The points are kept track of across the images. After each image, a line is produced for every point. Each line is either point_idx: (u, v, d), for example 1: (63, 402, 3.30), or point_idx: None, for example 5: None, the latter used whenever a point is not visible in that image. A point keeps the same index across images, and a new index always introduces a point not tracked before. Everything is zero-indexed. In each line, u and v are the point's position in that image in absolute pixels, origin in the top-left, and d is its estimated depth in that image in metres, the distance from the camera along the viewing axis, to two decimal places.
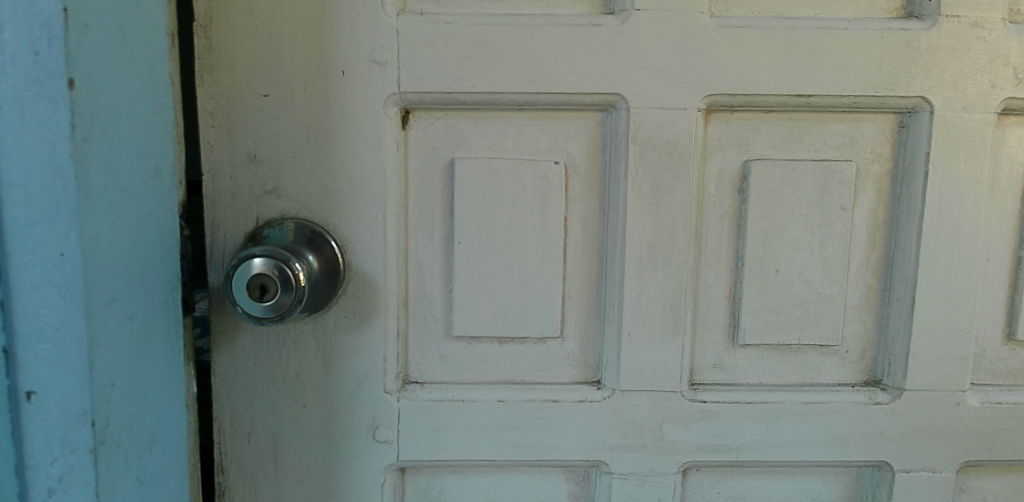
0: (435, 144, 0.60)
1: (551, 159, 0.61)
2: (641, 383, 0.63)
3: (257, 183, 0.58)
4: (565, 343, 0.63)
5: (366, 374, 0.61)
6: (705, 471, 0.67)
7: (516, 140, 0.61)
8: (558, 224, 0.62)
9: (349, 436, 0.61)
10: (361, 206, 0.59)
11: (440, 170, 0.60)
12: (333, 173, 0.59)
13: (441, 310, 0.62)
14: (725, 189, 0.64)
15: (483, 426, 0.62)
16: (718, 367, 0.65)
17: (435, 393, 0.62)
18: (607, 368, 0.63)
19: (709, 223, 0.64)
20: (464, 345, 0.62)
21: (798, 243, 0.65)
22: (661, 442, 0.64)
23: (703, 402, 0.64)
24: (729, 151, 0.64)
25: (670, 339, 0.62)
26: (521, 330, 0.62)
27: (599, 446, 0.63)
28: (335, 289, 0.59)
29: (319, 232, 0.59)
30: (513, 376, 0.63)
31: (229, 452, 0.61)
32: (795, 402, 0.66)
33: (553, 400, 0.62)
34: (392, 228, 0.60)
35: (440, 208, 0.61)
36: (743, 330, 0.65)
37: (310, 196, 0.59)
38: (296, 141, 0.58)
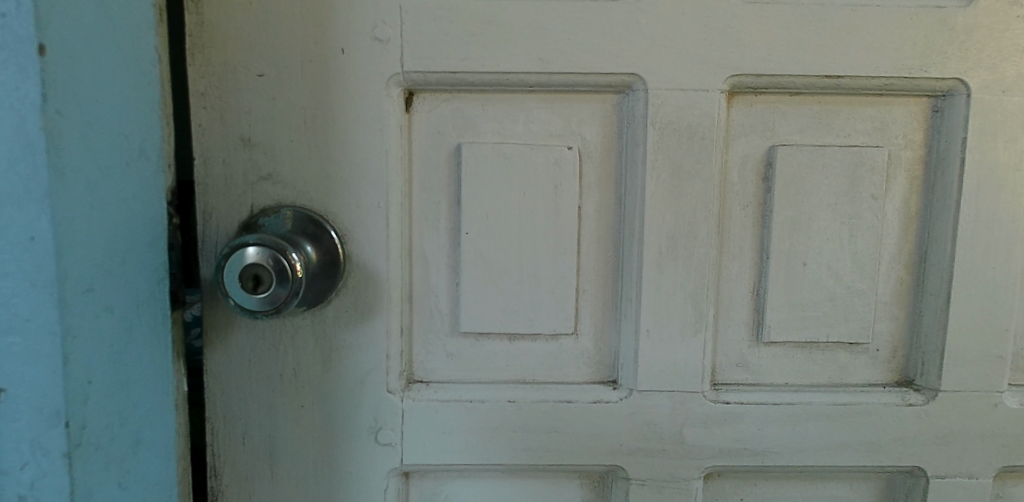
0: (440, 128, 0.57)
1: (564, 145, 0.58)
2: (660, 382, 0.59)
3: (252, 168, 0.55)
4: (579, 340, 0.59)
5: (367, 372, 0.57)
6: (727, 477, 0.63)
7: (527, 124, 0.57)
8: (572, 214, 0.58)
9: (349, 438, 0.58)
10: (361, 194, 0.56)
11: (446, 155, 0.57)
12: (332, 159, 0.55)
13: (448, 305, 0.58)
14: (749, 177, 0.60)
15: (492, 429, 0.58)
16: (741, 366, 0.62)
17: (441, 393, 0.58)
18: (624, 367, 0.59)
19: (732, 213, 0.60)
20: (472, 342, 0.59)
21: (827, 235, 0.61)
22: (682, 446, 0.60)
23: (726, 404, 0.60)
24: (753, 137, 0.60)
25: (690, 336, 0.59)
26: (532, 326, 0.59)
27: (615, 450, 0.59)
28: (334, 281, 0.55)
29: (318, 221, 0.55)
30: (524, 375, 0.59)
31: (223, 454, 0.57)
32: (824, 404, 0.62)
33: (567, 401, 0.58)
34: (395, 217, 0.57)
35: (445, 196, 0.57)
36: (767, 327, 0.61)
37: (307, 183, 0.55)
38: (292, 124, 0.55)
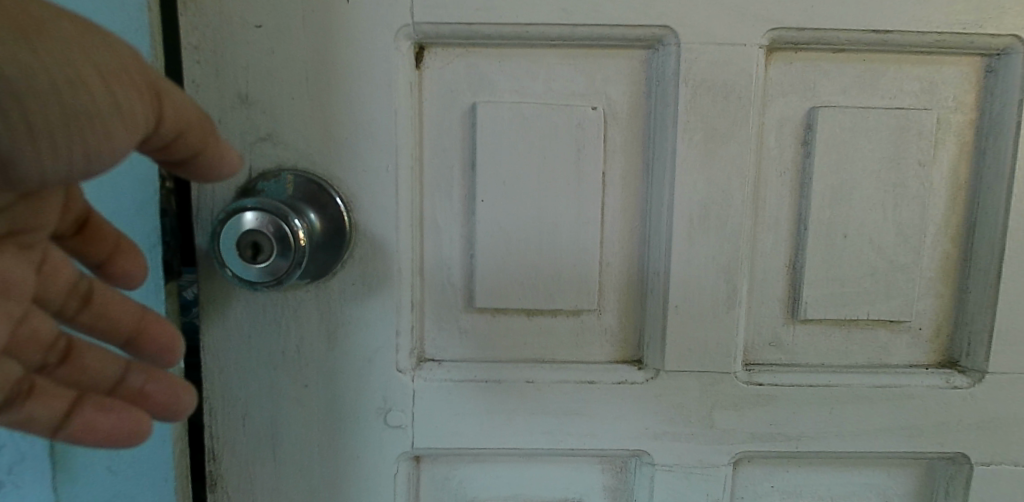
0: (454, 85, 0.53)
1: (588, 104, 0.53)
2: (690, 362, 0.55)
3: (250, 129, 0.51)
4: (602, 316, 0.56)
5: (376, 350, 0.53)
6: (758, 463, 0.59)
7: (547, 82, 0.53)
8: (595, 180, 0.54)
9: (357, 420, 0.54)
10: (368, 157, 0.52)
11: (460, 116, 0.53)
12: (336, 118, 0.51)
13: (461, 278, 0.54)
14: (787, 142, 0.56)
15: (509, 410, 0.55)
16: (775, 345, 0.57)
17: (455, 372, 0.54)
18: (650, 345, 0.55)
19: (769, 179, 0.56)
20: (487, 317, 0.55)
21: (870, 205, 0.57)
22: (712, 430, 0.56)
23: (760, 386, 0.56)
24: (792, 97, 0.55)
25: (722, 313, 0.54)
26: (552, 301, 0.55)
27: (640, 434, 0.55)
28: (339, 251, 0.51)
29: (322, 187, 0.51)
30: (543, 354, 0.55)
31: (222, 436, 0.54)
32: (864, 386, 0.58)
33: (589, 382, 0.55)
34: (405, 183, 0.52)
35: (459, 161, 0.53)
36: (804, 304, 0.57)
37: (310, 145, 0.51)
38: (293, 80, 0.50)
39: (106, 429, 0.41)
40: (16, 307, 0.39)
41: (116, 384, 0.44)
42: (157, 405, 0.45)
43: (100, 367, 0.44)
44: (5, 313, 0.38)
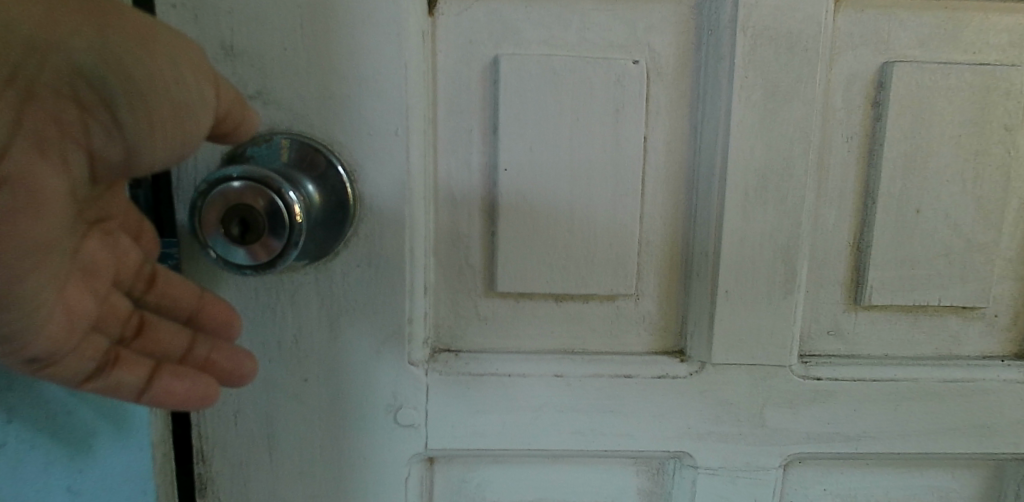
0: (473, 35, 0.46)
1: (627, 57, 0.46)
2: (740, 354, 0.48)
3: (237, 84, 0.44)
4: (641, 302, 0.49)
5: (384, 340, 0.47)
6: (810, 464, 0.53)
7: (581, 32, 0.46)
8: (636, 146, 0.46)
9: (363, 419, 0.47)
10: (373, 118, 0.44)
11: (480, 71, 0.46)
12: (336, 73, 0.44)
13: (481, 258, 0.48)
14: (856, 101, 0.48)
15: (535, 408, 0.48)
16: (833, 334, 0.51)
17: (474, 365, 0.48)
18: (695, 335, 0.49)
19: (834, 145, 0.48)
20: (510, 303, 0.49)
21: (949, 175, 0.49)
22: (762, 430, 0.49)
23: (818, 380, 0.49)
24: (863, 50, 0.48)
25: (778, 299, 0.48)
26: (584, 285, 0.48)
27: (682, 434, 0.49)
28: (341, 228, 0.45)
29: (321, 154, 0.44)
30: (573, 344, 0.49)
31: (211, 435, 0.48)
32: (931, 381, 0.51)
33: (625, 376, 0.48)
34: (418, 149, 0.45)
35: (479, 123, 0.46)
36: (869, 288, 0.50)
37: (306, 104, 0.44)
38: (285, 28, 0.43)
39: (181, 392, 0.41)
40: (101, 283, 0.40)
41: (185, 354, 0.44)
42: (222, 371, 0.44)
43: (169, 339, 0.43)
44: (92, 291, 0.39)
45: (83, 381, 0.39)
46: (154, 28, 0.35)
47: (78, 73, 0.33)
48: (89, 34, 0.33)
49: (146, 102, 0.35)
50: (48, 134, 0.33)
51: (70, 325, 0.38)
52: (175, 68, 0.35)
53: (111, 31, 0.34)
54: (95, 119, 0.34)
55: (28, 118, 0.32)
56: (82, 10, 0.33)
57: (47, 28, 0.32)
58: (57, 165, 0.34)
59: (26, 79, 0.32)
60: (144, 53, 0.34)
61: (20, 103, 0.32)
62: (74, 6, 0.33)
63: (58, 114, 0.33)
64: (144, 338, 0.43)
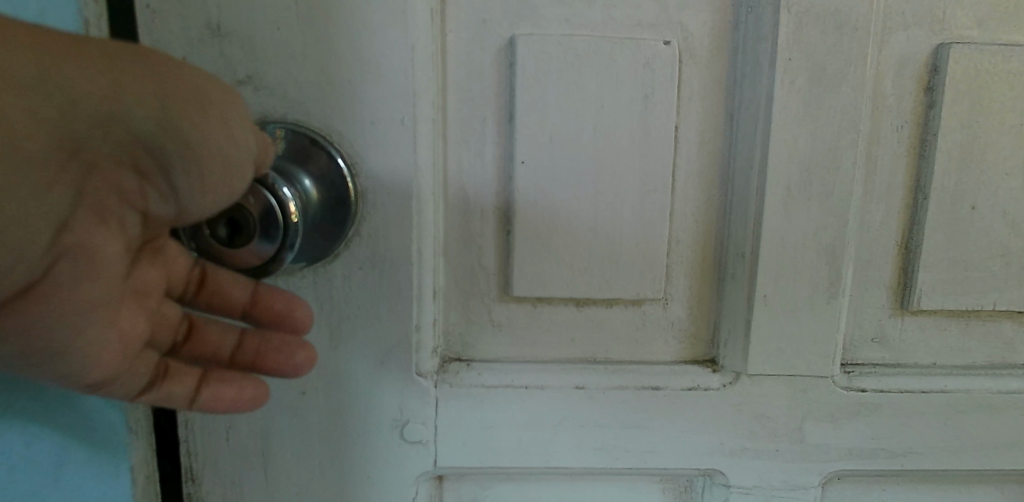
0: (486, 14, 0.41)
1: (657, 38, 0.42)
2: (778, 365, 0.44)
3: (225, 69, 0.40)
4: (669, 307, 0.45)
5: (389, 349, 0.43)
6: (851, 481, 0.48)
7: (605, 10, 0.42)
8: (665, 136, 0.42)
9: (367, 435, 0.43)
10: (377, 106, 0.40)
11: (494, 53, 0.42)
12: (334, 56, 0.40)
13: (495, 259, 0.44)
14: (908, 87, 0.44)
15: (554, 423, 0.44)
16: (879, 341, 0.46)
17: (488, 376, 0.44)
18: (728, 343, 0.45)
19: (882, 136, 0.44)
20: (527, 308, 0.44)
21: (1011, 168, 0.44)
22: (801, 446, 0.45)
23: (862, 392, 0.45)
24: (917, 29, 0.43)
25: (821, 305, 0.43)
26: (607, 289, 0.44)
27: (714, 451, 0.45)
28: (341, 228, 0.41)
29: (318, 144, 0.40)
30: (595, 353, 0.45)
31: (201, 452, 0.44)
32: (987, 393, 0.46)
33: (652, 388, 0.44)
34: (427, 140, 0.41)
35: (493, 111, 0.42)
36: (919, 292, 0.45)
37: (301, 90, 0.40)
38: (278, 6, 0.39)
39: (232, 398, 0.38)
40: (153, 300, 0.36)
41: (235, 352, 0.40)
42: (276, 365, 0.40)
43: (219, 339, 0.40)
44: (144, 311, 0.35)
45: (136, 396, 0.36)
46: (214, 91, 0.32)
47: (134, 138, 0.31)
48: (149, 102, 0.30)
49: (204, 169, 0.32)
50: (107, 203, 0.32)
51: (124, 350, 0.34)
52: (235, 133, 0.32)
53: (171, 97, 0.31)
54: (151, 184, 0.32)
55: (86, 192, 0.31)
56: (140, 77, 0.30)
57: (106, 99, 0.30)
58: (114, 230, 0.32)
59: (86, 151, 0.30)
60: (205, 119, 0.32)
61: (80, 177, 0.30)
62: (132, 72, 0.30)
63: (116, 179, 0.31)
64: (195, 340, 0.39)
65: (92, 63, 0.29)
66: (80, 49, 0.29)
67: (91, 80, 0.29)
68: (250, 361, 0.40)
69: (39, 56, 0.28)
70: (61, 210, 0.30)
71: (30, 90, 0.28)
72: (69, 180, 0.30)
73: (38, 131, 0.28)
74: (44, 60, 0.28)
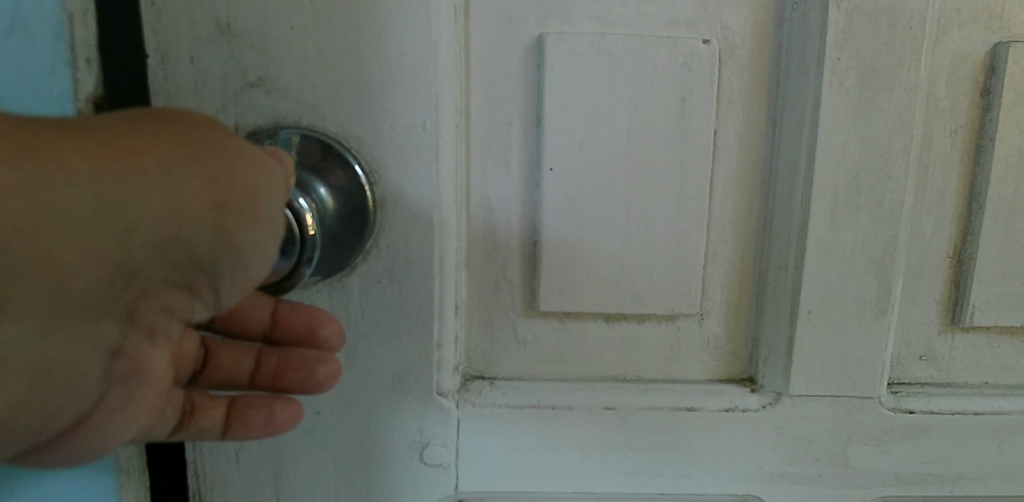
0: (514, 10, 0.39)
1: (695, 36, 0.39)
2: (821, 385, 0.41)
3: (235, 70, 0.37)
4: (704, 322, 0.42)
5: (408, 368, 0.40)
6: None
7: (640, 6, 0.39)
8: (702, 141, 0.40)
9: (385, 458, 0.41)
10: (397, 109, 0.38)
11: (521, 53, 0.39)
12: (352, 56, 0.37)
13: (520, 272, 0.41)
14: (963, 87, 0.41)
15: (582, 446, 0.42)
16: (927, 359, 0.43)
17: (512, 396, 0.41)
18: (767, 361, 0.42)
19: (935, 140, 0.41)
20: (554, 323, 0.42)
21: None
22: (844, 471, 0.43)
23: (910, 414, 0.42)
24: (974, 25, 0.40)
25: (869, 322, 0.40)
26: (639, 304, 0.41)
27: (752, 476, 0.42)
28: (357, 239, 0.38)
29: (334, 150, 0.38)
30: (625, 371, 0.42)
31: (209, 475, 0.41)
32: None
33: (687, 409, 0.41)
34: (450, 145, 0.39)
35: (520, 114, 0.40)
36: (972, 307, 0.42)
37: (316, 92, 0.37)
38: (292, 3, 0.37)
39: (260, 425, 0.37)
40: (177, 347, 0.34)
41: (254, 376, 0.39)
42: (297, 386, 0.38)
43: (238, 363, 0.38)
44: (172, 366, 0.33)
45: (168, 435, 0.35)
46: (268, 189, 0.29)
47: (189, 257, 0.27)
48: (206, 216, 0.27)
49: (251, 270, 0.30)
50: (158, 324, 0.28)
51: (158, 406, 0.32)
52: (280, 228, 0.30)
53: (229, 204, 0.28)
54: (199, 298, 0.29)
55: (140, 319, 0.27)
56: (199, 192, 0.27)
57: (157, 222, 0.26)
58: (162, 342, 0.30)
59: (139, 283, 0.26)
60: (258, 225, 0.29)
61: (133, 307, 0.27)
62: (183, 178, 0.27)
63: (171, 300, 0.28)
64: (212, 366, 0.38)
65: (150, 183, 0.26)
66: (133, 165, 0.25)
67: (152, 203, 0.26)
68: (269, 384, 0.38)
69: (95, 186, 0.24)
70: (113, 340, 0.27)
71: (91, 229, 0.24)
72: (124, 310, 0.26)
73: (97, 271, 0.25)
74: (101, 191, 0.24)
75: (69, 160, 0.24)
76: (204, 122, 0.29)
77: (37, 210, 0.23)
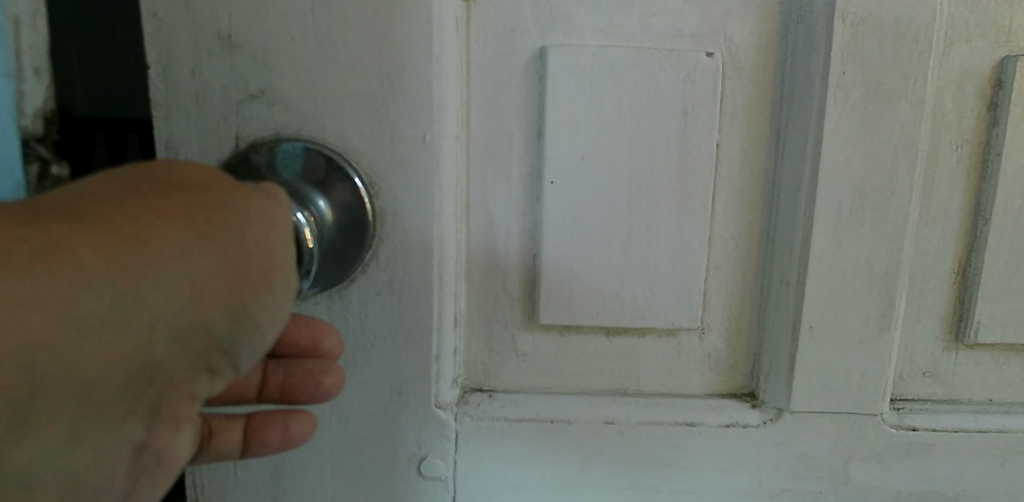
0: (516, 22, 0.38)
1: (699, 49, 0.39)
2: (823, 402, 0.41)
3: (235, 81, 0.37)
4: (706, 337, 0.42)
5: (407, 380, 0.40)
6: None
7: (643, 18, 0.39)
8: (705, 155, 0.39)
9: (383, 471, 0.41)
10: (397, 121, 0.37)
11: (523, 65, 0.39)
12: (352, 67, 0.37)
13: (520, 285, 0.41)
14: (969, 102, 0.40)
15: (581, 460, 0.41)
16: (930, 376, 0.43)
17: (511, 409, 0.41)
18: (769, 376, 0.41)
19: (941, 155, 0.40)
20: (554, 337, 0.42)
21: None
22: (846, 487, 0.42)
23: (913, 432, 0.42)
24: (981, 39, 0.40)
25: (872, 339, 0.40)
26: (641, 318, 0.41)
27: (753, 492, 0.42)
28: (357, 252, 0.38)
29: (335, 163, 0.37)
30: (625, 385, 0.42)
31: (208, 486, 0.41)
32: None
33: (687, 424, 0.41)
34: (451, 157, 0.39)
35: (522, 126, 0.39)
36: (977, 324, 0.42)
37: (317, 104, 0.37)
38: (293, 15, 0.36)
39: (278, 439, 0.36)
40: None
41: (261, 390, 0.38)
42: (307, 392, 0.37)
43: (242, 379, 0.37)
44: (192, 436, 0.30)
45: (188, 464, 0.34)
46: (280, 247, 0.25)
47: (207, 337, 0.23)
48: (223, 291, 0.23)
49: (272, 336, 0.26)
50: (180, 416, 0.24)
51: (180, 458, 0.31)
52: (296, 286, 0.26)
53: (241, 271, 0.24)
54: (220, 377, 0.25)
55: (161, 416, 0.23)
56: (210, 262, 0.23)
57: (170, 304, 0.22)
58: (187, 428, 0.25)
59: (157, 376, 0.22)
60: (274, 289, 0.25)
61: (153, 403, 0.22)
62: (190, 247, 0.23)
63: (194, 390, 0.24)
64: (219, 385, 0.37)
65: (156, 262, 0.22)
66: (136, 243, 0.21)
67: (165, 283, 0.22)
68: (278, 396, 0.37)
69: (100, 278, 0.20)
70: (136, 441, 0.22)
71: (103, 328, 0.20)
72: (145, 410, 0.22)
73: (114, 371, 0.21)
74: (109, 277, 0.21)
75: (70, 246, 0.20)
76: (200, 175, 0.25)
77: (44, 318, 0.19)
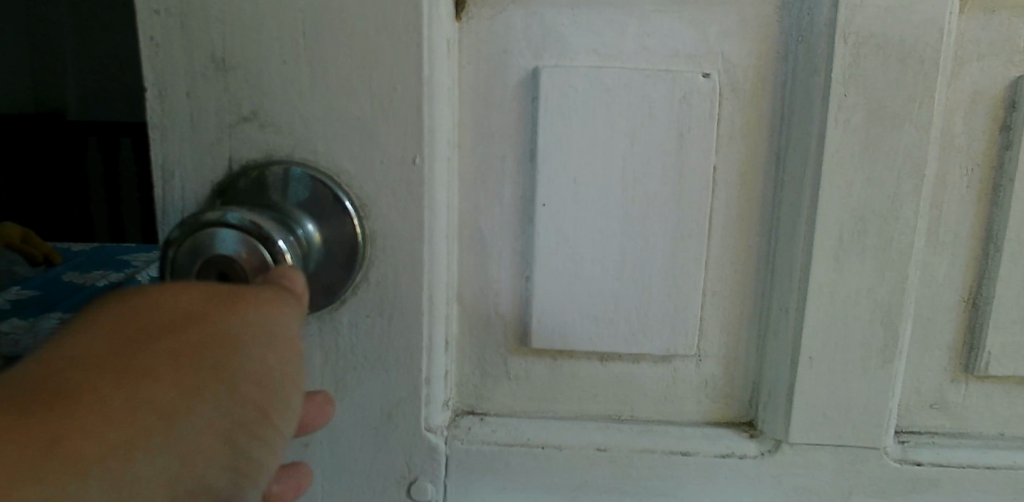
0: (509, 43, 0.38)
1: (695, 70, 0.38)
2: (823, 433, 0.40)
3: (228, 104, 0.37)
4: (702, 364, 0.41)
5: (396, 403, 0.39)
6: None
7: (638, 40, 0.38)
8: (700, 179, 0.38)
9: (372, 494, 0.40)
10: (387, 144, 0.37)
11: (515, 87, 0.38)
12: (342, 90, 0.37)
13: (512, 307, 0.41)
14: (981, 125, 0.38)
15: (572, 488, 0.41)
16: (938, 408, 0.41)
17: (502, 433, 0.41)
18: (767, 406, 0.40)
19: (949, 180, 0.39)
20: (546, 361, 0.41)
21: None
22: None
23: (917, 466, 0.40)
24: (994, 59, 0.38)
25: (874, 369, 0.39)
26: (634, 344, 0.40)
27: None
28: (346, 275, 0.38)
29: (325, 186, 0.37)
30: (619, 412, 0.41)
31: None
32: None
33: (681, 453, 0.40)
34: (441, 180, 0.38)
35: (514, 148, 0.39)
36: (987, 356, 0.40)
37: (308, 126, 0.37)
38: (285, 38, 0.36)
39: None
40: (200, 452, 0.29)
41: None
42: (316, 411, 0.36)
43: None
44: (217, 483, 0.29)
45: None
46: (279, 372, 0.25)
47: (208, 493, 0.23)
48: (222, 437, 0.23)
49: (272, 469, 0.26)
50: None
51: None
52: (293, 406, 0.26)
53: (235, 420, 0.24)
54: None
55: None
56: (209, 428, 0.23)
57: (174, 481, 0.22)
58: None
59: None
60: (273, 416, 0.25)
61: None
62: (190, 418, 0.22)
63: None
64: None
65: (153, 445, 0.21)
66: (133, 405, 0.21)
67: (161, 463, 0.21)
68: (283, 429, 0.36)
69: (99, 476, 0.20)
70: None
71: None
72: None
73: None
74: (108, 471, 0.20)
75: (69, 443, 0.19)
76: (192, 306, 0.24)
77: None
